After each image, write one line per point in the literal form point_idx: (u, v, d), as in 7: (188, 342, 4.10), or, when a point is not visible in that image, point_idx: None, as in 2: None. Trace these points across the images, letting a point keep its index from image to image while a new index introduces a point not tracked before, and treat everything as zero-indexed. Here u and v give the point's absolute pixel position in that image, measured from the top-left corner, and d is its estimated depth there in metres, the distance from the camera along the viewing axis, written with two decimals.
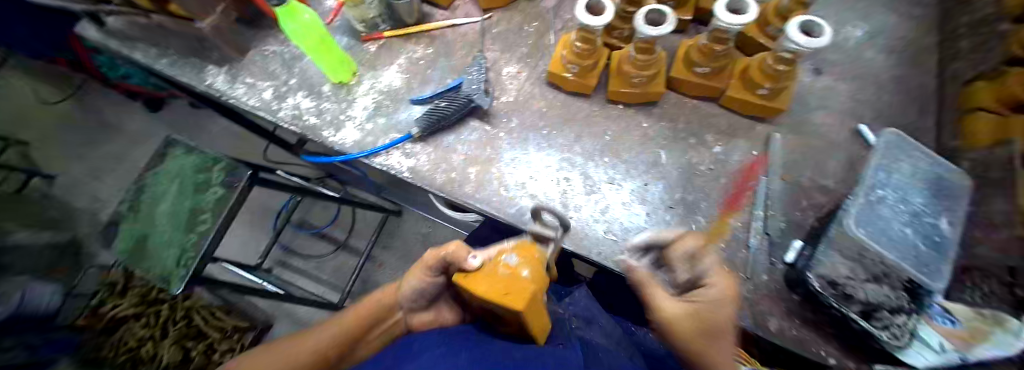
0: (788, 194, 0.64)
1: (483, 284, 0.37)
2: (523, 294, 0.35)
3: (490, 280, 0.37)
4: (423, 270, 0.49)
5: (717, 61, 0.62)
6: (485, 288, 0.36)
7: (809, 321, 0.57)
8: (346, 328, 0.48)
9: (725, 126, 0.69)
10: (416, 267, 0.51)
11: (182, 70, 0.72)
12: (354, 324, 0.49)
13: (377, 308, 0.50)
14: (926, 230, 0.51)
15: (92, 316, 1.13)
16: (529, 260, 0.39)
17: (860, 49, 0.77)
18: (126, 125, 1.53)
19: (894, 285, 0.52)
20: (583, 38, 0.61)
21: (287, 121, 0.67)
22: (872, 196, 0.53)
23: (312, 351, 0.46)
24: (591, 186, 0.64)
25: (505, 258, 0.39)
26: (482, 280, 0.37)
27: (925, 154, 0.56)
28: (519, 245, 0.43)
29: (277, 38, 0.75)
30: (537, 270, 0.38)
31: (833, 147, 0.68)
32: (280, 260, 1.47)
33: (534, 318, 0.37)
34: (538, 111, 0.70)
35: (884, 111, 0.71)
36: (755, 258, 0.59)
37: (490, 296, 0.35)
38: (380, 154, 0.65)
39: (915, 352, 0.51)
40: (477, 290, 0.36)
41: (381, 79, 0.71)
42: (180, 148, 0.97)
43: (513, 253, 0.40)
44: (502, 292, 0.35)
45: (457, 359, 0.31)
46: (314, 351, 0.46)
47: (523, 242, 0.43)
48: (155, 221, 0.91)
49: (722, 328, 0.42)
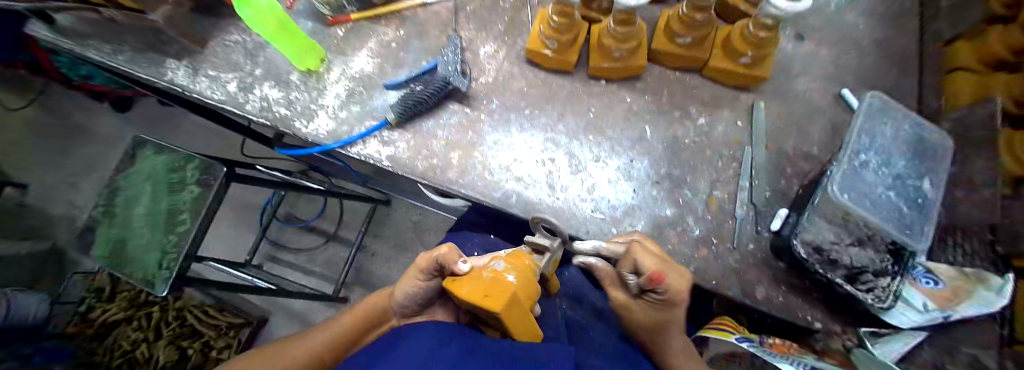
0: (773, 163, 0.64)
1: (466, 286, 0.35)
2: (502, 297, 0.32)
3: (474, 282, 0.35)
4: (414, 273, 0.44)
5: (698, 30, 0.60)
6: (466, 290, 0.34)
7: (796, 287, 0.58)
8: (340, 334, 0.48)
9: (709, 97, 0.68)
10: (410, 269, 0.45)
11: (137, 65, 0.67)
12: (347, 330, 0.49)
13: (369, 316, 0.49)
14: (909, 192, 0.51)
15: (82, 322, 1.13)
16: (516, 267, 0.38)
17: (844, 12, 0.75)
18: (94, 127, 1.47)
19: (878, 248, 0.53)
20: (560, 12, 0.59)
21: (257, 114, 0.64)
22: (856, 161, 0.52)
23: (309, 354, 0.48)
24: (577, 165, 0.63)
25: (493, 265, 0.38)
26: (467, 283, 0.35)
27: (907, 116, 0.55)
28: (512, 253, 0.42)
29: (238, 26, 0.71)
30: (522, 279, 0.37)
31: (817, 113, 0.67)
32: (271, 256, 1.46)
33: (517, 319, 0.34)
34: (518, 91, 0.67)
35: (868, 74, 0.70)
36: (741, 228, 0.60)
37: (471, 296, 0.33)
38: (357, 143, 0.62)
39: (899, 313, 0.52)
40: (460, 292, 0.34)
41: (352, 65, 0.68)
42: (149, 148, 0.92)
43: (501, 260, 0.39)
44: (482, 294, 0.33)
45: (440, 358, 0.29)
46: (310, 355, 0.48)
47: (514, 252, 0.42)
48: (132, 224, 0.89)
49: (668, 322, 0.49)
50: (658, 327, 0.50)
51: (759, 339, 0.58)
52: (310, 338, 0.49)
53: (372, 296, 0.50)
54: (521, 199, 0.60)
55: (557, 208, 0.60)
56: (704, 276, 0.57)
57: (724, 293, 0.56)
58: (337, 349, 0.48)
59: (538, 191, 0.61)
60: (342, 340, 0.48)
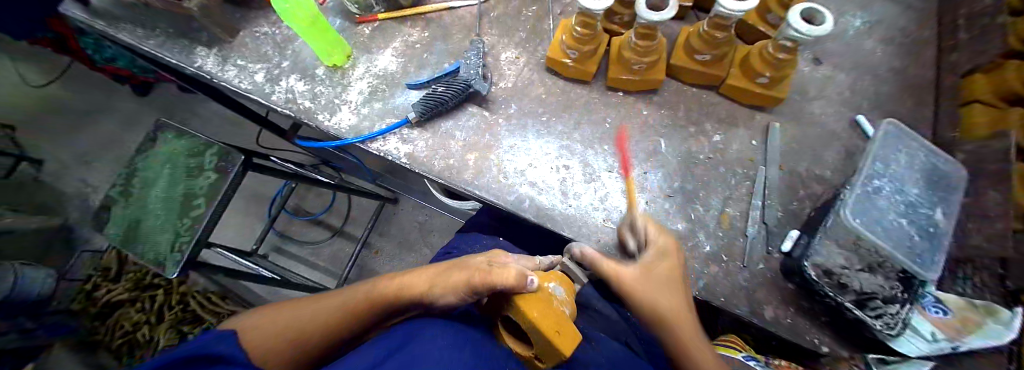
0: (785, 183, 0.64)
1: (535, 310, 0.34)
2: (571, 340, 0.35)
3: (545, 310, 0.35)
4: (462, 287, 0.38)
5: (718, 48, 0.62)
6: (539, 314, 0.34)
7: (804, 310, 0.57)
8: (354, 310, 0.42)
9: (724, 115, 0.69)
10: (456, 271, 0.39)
11: (170, 52, 0.69)
12: (362, 307, 0.42)
13: (392, 299, 0.42)
14: (921, 221, 0.52)
15: (88, 300, 1.14)
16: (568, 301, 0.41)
17: (861, 39, 0.75)
18: (115, 109, 1.50)
19: (888, 275, 0.54)
20: (583, 23, 0.60)
21: (281, 105, 0.66)
22: (869, 187, 0.53)
23: (323, 322, 0.42)
24: (590, 174, 0.64)
25: (549, 286, 0.40)
26: (539, 305, 0.35)
27: (922, 144, 0.56)
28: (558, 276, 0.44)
29: (268, 19, 0.73)
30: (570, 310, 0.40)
31: (832, 137, 0.68)
32: (276, 246, 1.47)
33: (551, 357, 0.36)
34: (537, 98, 0.69)
35: (882, 103, 0.71)
36: (751, 245, 0.60)
37: (540, 324, 0.33)
38: (377, 140, 0.63)
39: (908, 341, 0.52)
40: (533, 317, 0.33)
41: (376, 63, 0.70)
42: (169, 132, 0.94)
43: (554, 283, 0.41)
44: (554, 329, 0.34)
45: (461, 356, 0.31)
46: (323, 326, 0.42)
47: (554, 273, 0.43)
48: (147, 206, 0.90)
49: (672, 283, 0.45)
50: (667, 285, 0.45)
51: (764, 359, 0.58)
52: (321, 305, 0.44)
53: (399, 277, 0.44)
54: (534, 204, 0.61)
55: (568, 215, 0.60)
56: (712, 293, 0.57)
57: (732, 311, 0.57)
58: (347, 324, 0.42)
59: (551, 197, 0.62)
60: (354, 318, 0.42)
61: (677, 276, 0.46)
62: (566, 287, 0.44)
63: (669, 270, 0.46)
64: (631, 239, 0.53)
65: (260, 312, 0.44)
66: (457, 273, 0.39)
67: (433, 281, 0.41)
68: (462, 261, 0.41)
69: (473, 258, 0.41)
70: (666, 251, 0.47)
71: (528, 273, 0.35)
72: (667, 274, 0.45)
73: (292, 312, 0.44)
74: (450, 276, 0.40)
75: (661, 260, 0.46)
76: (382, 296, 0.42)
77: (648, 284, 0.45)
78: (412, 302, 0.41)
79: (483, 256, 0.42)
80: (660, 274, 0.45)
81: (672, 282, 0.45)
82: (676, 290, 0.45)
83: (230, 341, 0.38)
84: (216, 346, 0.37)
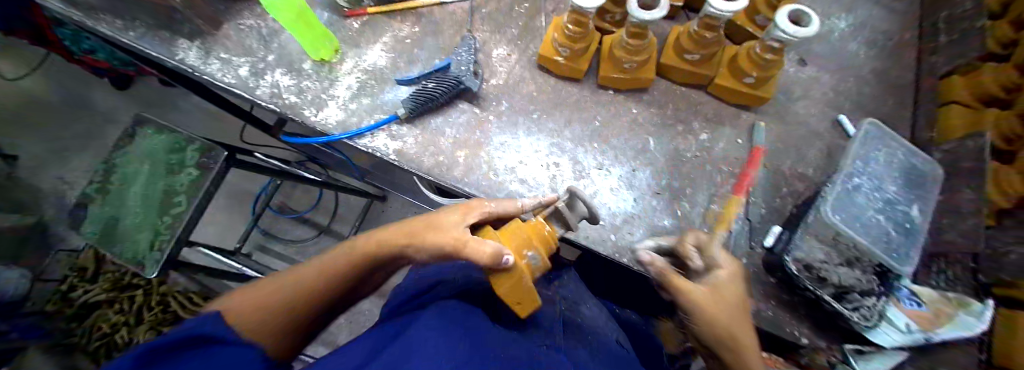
0: (769, 181, 0.66)
1: (502, 287, 0.38)
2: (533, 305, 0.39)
3: (510, 286, 0.38)
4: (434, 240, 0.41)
5: (706, 49, 0.63)
6: (505, 292, 0.38)
7: (785, 303, 0.59)
8: (337, 272, 0.44)
9: (711, 114, 0.70)
10: (428, 228, 0.43)
11: (151, 44, 0.67)
12: (345, 266, 0.44)
13: (375, 255, 0.44)
14: (898, 218, 0.54)
15: (63, 300, 1.10)
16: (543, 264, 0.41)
17: (844, 42, 0.77)
18: (91, 102, 1.44)
19: (866, 269, 0.55)
20: (575, 21, 0.60)
21: (266, 100, 0.64)
22: (850, 184, 0.55)
23: (305, 285, 0.43)
24: (580, 171, 0.64)
25: (526, 257, 0.40)
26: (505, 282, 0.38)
27: (900, 144, 0.57)
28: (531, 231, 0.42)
29: (254, 11, 0.71)
30: (545, 270, 0.42)
31: (814, 137, 0.69)
32: (261, 244, 1.44)
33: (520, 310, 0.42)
34: (528, 95, 0.69)
35: (862, 103, 0.73)
36: (736, 242, 0.61)
37: (507, 297, 0.38)
38: (364, 136, 0.63)
39: (883, 332, 0.53)
40: (500, 293, 0.38)
41: (365, 58, 0.69)
42: (150, 127, 0.91)
43: (533, 250, 0.40)
44: (517, 301, 0.38)
45: (455, 351, 0.33)
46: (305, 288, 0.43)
47: (529, 229, 0.41)
48: (125, 204, 0.87)
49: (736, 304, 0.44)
50: (730, 308, 0.43)
51: None
52: (301, 272, 0.44)
53: (376, 234, 0.45)
54: (524, 201, 0.61)
55: None
56: None
57: None
58: (334, 285, 0.44)
59: (542, 194, 0.62)
60: (339, 278, 0.44)
61: (741, 299, 0.44)
62: (546, 246, 0.42)
63: (735, 293, 0.44)
64: (696, 256, 0.46)
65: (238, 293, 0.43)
66: (435, 237, 0.41)
67: (412, 237, 0.43)
68: (436, 221, 0.43)
69: (446, 218, 0.43)
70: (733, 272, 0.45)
71: (503, 252, 0.36)
72: (732, 294, 0.44)
73: (272, 286, 0.43)
74: (427, 236, 0.42)
75: (730, 283, 0.44)
76: (363, 254, 0.44)
77: (720, 303, 0.43)
78: (394, 254, 0.44)
79: (457, 214, 0.43)
80: (728, 295, 0.43)
81: (740, 304, 0.44)
82: (740, 310, 0.44)
83: (222, 326, 0.36)
84: (201, 328, 0.34)
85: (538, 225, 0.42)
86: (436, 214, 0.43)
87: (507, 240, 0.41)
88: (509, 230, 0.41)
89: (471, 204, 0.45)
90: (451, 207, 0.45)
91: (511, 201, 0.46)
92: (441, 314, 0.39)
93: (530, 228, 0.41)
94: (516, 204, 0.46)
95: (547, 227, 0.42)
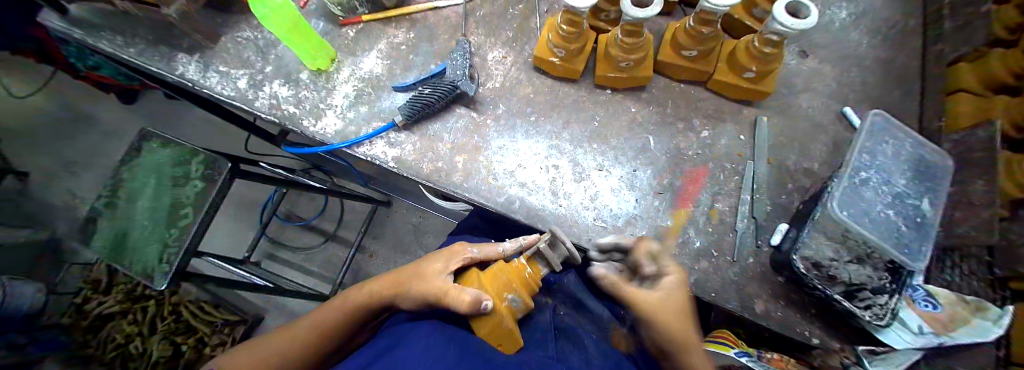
0: (774, 176, 0.64)
1: (484, 328, 0.43)
2: (515, 343, 0.44)
3: (491, 329, 0.43)
4: (423, 288, 0.46)
5: (704, 44, 0.62)
6: (485, 333, 0.44)
7: (794, 302, 0.57)
8: (336, 322, 0.50)
9: (712, 110, 0.69)
10: (420, 280, 0.47)
11: (150, 59, 0.67)
12: (344, 316, 0.50)
13: (369, 304, 0.50)
14: (908, 211, 0.52)
15: (78, 313, 1.12)
16: (526, 306, 0.46)
17: (846, 31, 0.75)
18: (101, 118, 1.47)
19: (877, 266, 0.54)
20: (570, 21, 0.59)
21: (265, 111, 0.65)
22: (856, 178, 0.54)
23: (303, 340, 0.48)
24: (580, 173, 0.63)
25: (507, 299, 0.45)
26: (485, 324, 0.43)
27: (908, 134, 0.56)
28: (511, 273, 0.46)
29: (250, 24, 0.72)
30: (527, 311, 0.47)
31: (819, 130, 0.68)
32: (269, 253, 1.46)
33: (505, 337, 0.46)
34: (525, 98, 0.68)
35: (868, 94, 0.71)
36: (740, 240, 0.60)
37: (489, 338, 0.44)
38: (363, 144, 0.63)
39: (893, 333, 0.52)
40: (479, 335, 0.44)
41: (361, 65, 0.69)
42: (155, 141, 0.92)
43: (513, 292, 0.46)
44: (497, 342, 0.44)
45: (440, 360, 0.33)
46: (304, 343, 0.48)
47: (514, 279, 0.46)
48: (133, 217, 0.89)
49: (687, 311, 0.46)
50: (682, 314, 0.46)
51: (757, 353, 0.58)
52: (299, 328, 0.49)
53: (369, 286, 0.51)
54: (525, 205, 0.61)
55: (559, 215, 0.60)
56: (703, 288, 0.57)
57: (722, 305, 0.57)
58: (329, 337, 0.50)
59: (541, 197, 0.61)
60: (338, 328, 0.50)
61: (690, 306, 0.47)
62: (528, 289, 0.47)
63: (684, 297, 0.47)
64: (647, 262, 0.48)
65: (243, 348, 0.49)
66: (424, 285, 0.46)
67: (401, 286, 0.49)
68: (420, 271, 0.49)
69: (431, 266, 0.49)
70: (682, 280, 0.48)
71: (481, 299, 0.42)
72: (682, 304, 0.46)
73: (273, 344, 0.48)
74: (413, 285, 0.48)
75: (680, 291, 0.47)
76: (358, 304, 0.50)
77: (668, 312, 0.45)
78: (387, 303, 0.50)
79: (441, 262, 0.50)
80: (680, 304, 0.46)
81: (686, 311, 0.46)
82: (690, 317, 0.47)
83: None
84: None
85: (521, 269, 0.47)
86: (422, 264, 0.49)
87: (490, 282, 0.46)
88: (494, 272, 0.47)
89: (455, 251, 0.52)
90: (435, 255, 0.51)
91: (493, 247, 0.52)
92: (431, 325, 0.40)
93: (511, 270, 0.46)
94: (497, 249, 0.52)
95: (528, 269, 0.47)
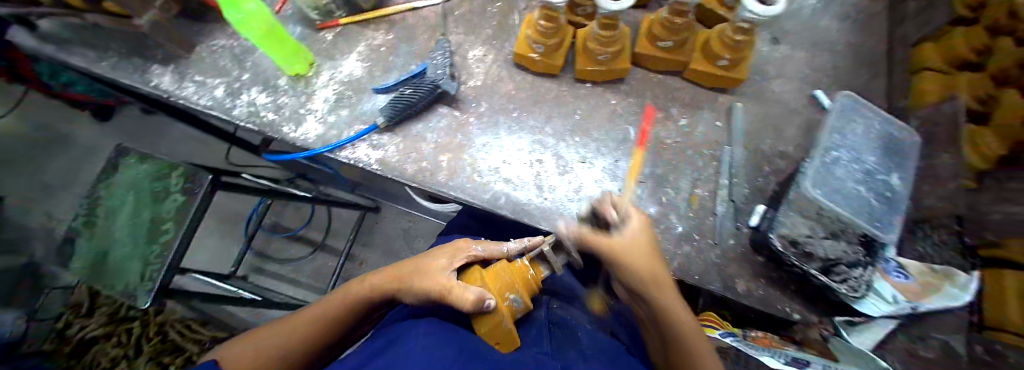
0: (751, 161, 0.66)
1: (484, 326, 0.43)
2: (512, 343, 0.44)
3: (492, 327, 0.43)
4: (424, 284, 0.46)
5: (677, 34, 0.63)
6: (484, 331, 0.44)
7: (774, 281, 0.59)
8: (333, 317, 0.49)
9: (689, 98, 0.70)
10: (422, 275, 0.47)
11: (123, 72, 0.66)
12: (342, 311, 0.49)
13: (369, 298, 0.50)
14: (880, 187, 0.54)
15: (59, 338, 1.08)
16: (527, 305, 0.46)
17: (814, 17, 0.78)
18: (75, 136, 1.44)
19: (851, 240, 0.55)
20: (545, 16, 0.60)
21: (243, 119, 0.64)
22: (828, 158, 0.56)
23: (302, 331, 0.48)
24: (564, 166, 0.64)
25: (507, 299, 0.44)
26: (484, 322, 0.44)
27: (875, 113, 0.58)
28: (514, 272, 0.46)
29: (225, 31, 0.71)
30: (527, 310, 0.46)
31: (792, 114, 0.70)
32: (256, 266, 1.43)
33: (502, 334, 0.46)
34: (506, 94, 0.69)
35: (838, 77, 0.73)
36: (722, 223, 0.62)
37: (489, 336, 0.44)
38: (346, 147, 0.63)
39: (868, 303, 0.53)
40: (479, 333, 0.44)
41: (341, 69, 0.69)
42: (133, 155, 0.91)
43: (514, 292, 0.45)
44: (496, 340, 0.44)
45: (441, 358, 0.33)
46: (303, 336, 0.48)
47: (518, 279, 0.46)
48: (112, 234, 0.87)
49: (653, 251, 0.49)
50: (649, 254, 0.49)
51: (742, 333, 0.61)
52: (298, 319, 0.49)
53: (370, 280, 0.51)
54: (510, 200, 0.61)
55: (545, 208, 0.61)
56: (688, 272, 0.58)
57: (706, 288, 0.58)
58: (329, 332, 0.49)
59: (527, 192, 0.62)
60: (334, 323, 0.49)
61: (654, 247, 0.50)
62: (529, 287, 0.47)
63: (647, 237, 0.49)
64: (612, 212, 0.50)
65: (242, 339, 0.49)
66: (426, 282, 0.46)
67: (402, 282, 0.49)
68: (423, 267, 0.48)
69: (434, 262, 0.48)
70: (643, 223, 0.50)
71: (485, 297, 0.42)
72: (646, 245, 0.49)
73: (271, 335, 0.48)
74: (414, 281, 0.48)
75: (643, 232, 0.49)
76: (356, 298, 0.50)
77: (637, 254, 0.48)
78: (386, 298, 0.50)
79: (444, 258, 0.49)
80: (645, 245, 0.49)
81: (652, 251, 0.49)
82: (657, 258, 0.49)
83: None
84: None
85: (524, 269, 0.47)
86: (425, 260, 0.49)
87: (492, 281, 0.46)
88: (497, 271, 0.46)
89: (458, 248, 0.51)
90: (439, 251, 0.51)
91: (497, 245, 0.51)
92: (428, 324, 0.40)
93: (513, 270, 0.46)
94: (502, 248, 0.51)
95: (530, 269, 0.47)
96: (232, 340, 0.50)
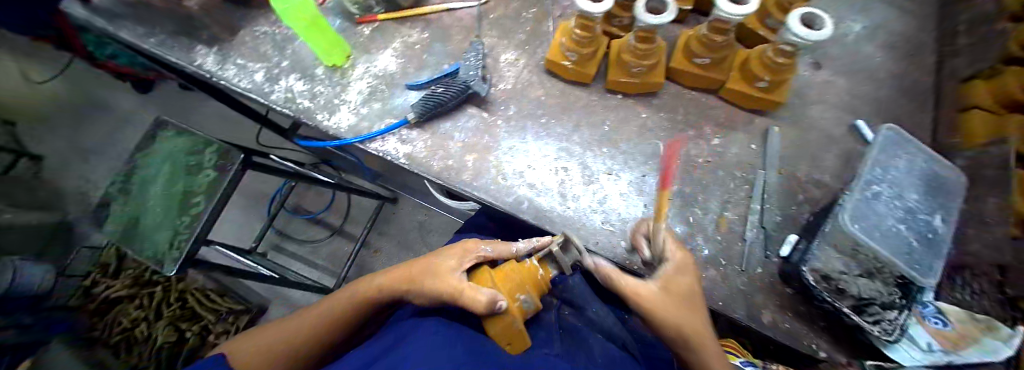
0: (784, 187, 0.64)
1: (496, 328, 0.42)
2: (523, 341, 0.43)
3: (502, 329, 0.42)
4: (432, 286, 0.46)
5: (716, 52, 0.62)
6: (495, 332, 0.43)
7: (801, 314, 0.57)
8: (339, 315, 0.50)
9: (723, 118, 0.69)
10: (430, 277, 0.47)
11: (170, 50, 0.69)
12: (348, 309, 0.50)
13: (376, 298, 0.50)
14: (920, 227, 0.52)
15: (85, 296, 1.14)
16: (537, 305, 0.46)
17: (860, 44, 0.75)
18: (116, 106, 1.50)
19: (887, 281, 0.53)
20: (582, 25, 0.60)
21: (280, 104, 0.66)
22: (868, 192, 0.53)
23: (311, 326, 0.50)
24: (589, 176, 0.64)
25: (519, 300, 0.44)
26: (496, 326, 0.42)
27: (921, 150, 0.56)
28: (524, 276, 0.46)
29: (268, 18, 0.73)
30: (537, 311, 0.46)
31: (831, 142, 0.68)
32: (275, 244, 1.47)
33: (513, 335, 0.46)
34: (537, 100, 0.69)
35: (882, 108, 0.70)
36: (749, 250, 0.60)
37: (499, 338, 0.43)
38: (376, 140, 0.64)
39: (901, 349, 0.52)
40: (491, 333, 0.43)
41: (376, 63, 0.70)
42: (171, 130, 0.94)
43: (525, 292, 0.45)
44: (508, 340, 0.43)
45: (451, 356, 0.33)
46: (312, 331, 0.50)
47: (528, 282, 0.46)
48: (146, 202, 0.90)
49: (693, 297, 0.47)
50: (687, 300, 0.46)
51: (762, 363, 0.59)
52: (307, 316, 0.51)
53: (377, 280, 0.51)
54: (533, 206, 0.61)
55: (567, 217, 0.60)
56: (711, 297, 0.57)
57: (729, 315, 0.56)
58: (336, 328, 0.50)
59: (550, 199, 0.61)
60: (340, 322, 0.50)
61: (696, 292, 0.48)
62: (539, 289, 0.47)
63: (687, 283, 0.48)
64: (645, 245, 0.53)
65: (253, 333, 0.51)
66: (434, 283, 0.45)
67: (411, 282, 0.49)
68: (431, 268, 0.48)
69: (443, 263, 0.48)
70: (682, 265, 0.49)
71: (497, 299, 0.41)
72: (685, 291, 0.47)
73: (283, 329, 0.50)
74: (423, 282, 0.47)
75: (682, 276, 0.48)
76: (361, 298, 0.50)
77: (671, 301, 0.45)
78: (391, 298, 0.50)
79: (453, 259, 0.49)
80: (682, 290, 0.47)
81: (691, 298, 0.47)
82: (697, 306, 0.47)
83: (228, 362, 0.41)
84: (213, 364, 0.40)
85: (533, 269, 0.47)
86: (434, 261, 0.48)
87: (502, 281, 0.45)
88: (506, 271, 0.46)
89: (467, 248, 0.51)
90: (448, 252, 0.51)
91: (506, 246, 0.52)
92: (441, 323, 0.40)
93: (524, 271, 0.46)
94: (511, 249, 0.51)
95: (540, 271, 0.47)
96: (246, 332, 0.52)
